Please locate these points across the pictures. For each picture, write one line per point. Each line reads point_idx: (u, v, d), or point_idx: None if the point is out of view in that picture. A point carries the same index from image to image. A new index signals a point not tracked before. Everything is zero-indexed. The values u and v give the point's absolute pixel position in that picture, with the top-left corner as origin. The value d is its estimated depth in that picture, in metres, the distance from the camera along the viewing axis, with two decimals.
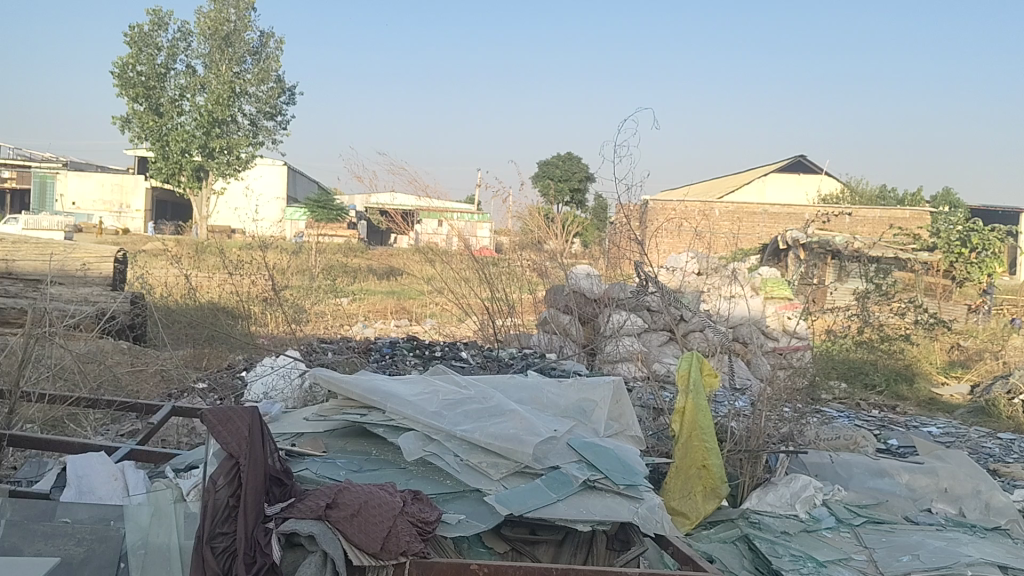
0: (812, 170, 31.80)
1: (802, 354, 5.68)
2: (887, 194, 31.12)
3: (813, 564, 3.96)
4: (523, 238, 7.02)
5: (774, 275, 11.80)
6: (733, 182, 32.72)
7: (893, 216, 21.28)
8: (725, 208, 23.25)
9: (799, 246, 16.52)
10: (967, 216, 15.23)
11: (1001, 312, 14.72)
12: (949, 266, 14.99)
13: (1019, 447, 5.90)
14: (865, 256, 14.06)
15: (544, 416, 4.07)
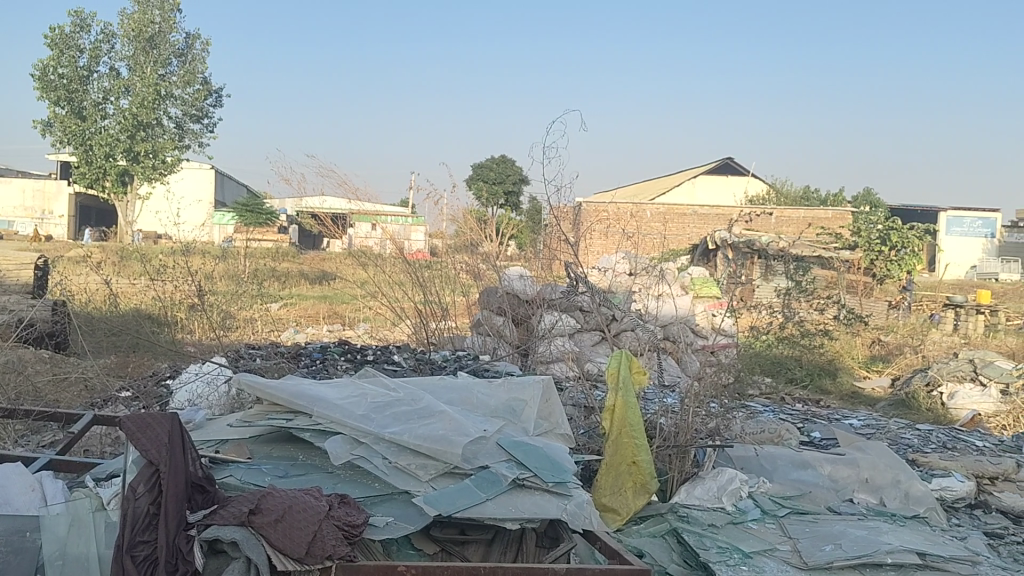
0: (742, 171, 32.47)
1: (729, 351, 5.78)
2: (813, 196, 31.98)
3: (739, 555, 4.06)
4: (457, 241, 7.02)
5: (704, 274, 12.02)
6: (665, 184, 33.21)
7: (816, 216, 21.84)
8: (656, 211, 23.58)
9: (728, 246, 16.86)
10: (888, 215, 15.61)
11: (921, 308, 15.27)
12: (870, 263, 15.35)
13: (936, 437, 6.11)
14: (792, 255, 14.41)
15: (474, 417, 4.08)
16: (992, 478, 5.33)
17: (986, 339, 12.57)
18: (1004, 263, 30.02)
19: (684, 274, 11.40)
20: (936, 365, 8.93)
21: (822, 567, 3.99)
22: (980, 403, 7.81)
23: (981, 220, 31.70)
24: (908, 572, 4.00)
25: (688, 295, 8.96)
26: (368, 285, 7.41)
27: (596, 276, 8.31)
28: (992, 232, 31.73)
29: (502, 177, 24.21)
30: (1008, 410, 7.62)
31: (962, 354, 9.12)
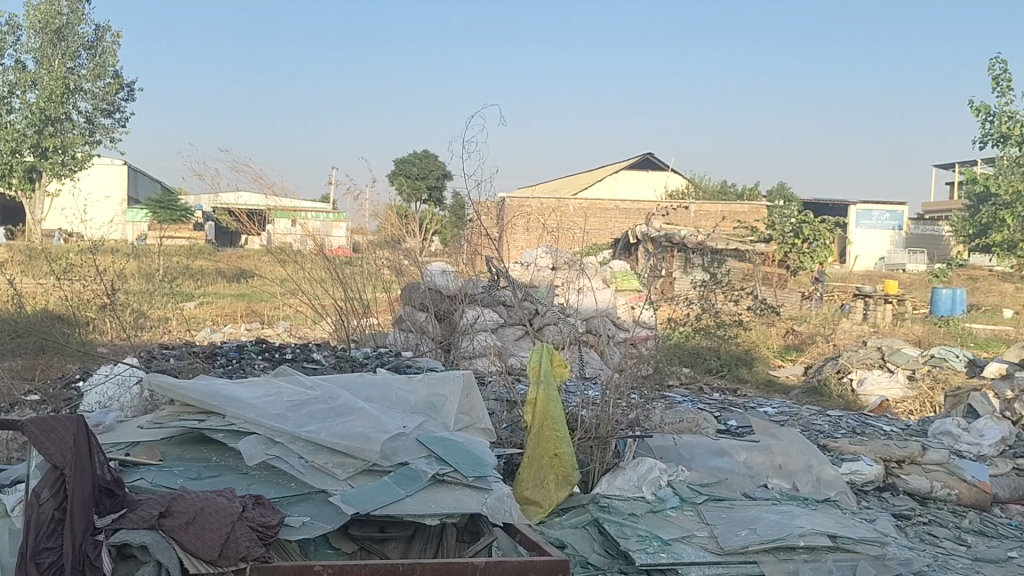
0: (663, 167, 33.05)
1: (648, 342, 5.87)
2: (731, 191, 32.76)
3: (658, 543, 4.14)
4: (379, 237, 7.04)
5: (626, 268, 12.21)
6: (588, 178, 33.57)
7: (733, 211, 22.37)
8: (578, 206, 23.79)
9: (648, 241, 17.15)
10: (800, 209, 16.05)
11: (833, 299, 15.82)
12: (785, 256, 15.80)
13: (846, 423, 6.34)
14: (710, 248, 14.74)
15: (393, 414, 4.07)
16: (899, 461, 5.52)
17: (894, 328, 13.10)
18: (911, 255, 31.33)
19: (605, 268, 11.54)
20: (846, 353, 9.27)
21: (738, 552, 4.10)
22: (888, 389, 8.13)
23: (890, 214, 32.94)
24: (819, 554, 4.14)
25: (609, 289, 9.09)
26: (288, 283, 7.32)
27: (518, 271, 8.39)
28: (900, 225, 33.02)
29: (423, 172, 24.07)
30: (913, 395, 7.96)
31: (870, 342, 9.49)
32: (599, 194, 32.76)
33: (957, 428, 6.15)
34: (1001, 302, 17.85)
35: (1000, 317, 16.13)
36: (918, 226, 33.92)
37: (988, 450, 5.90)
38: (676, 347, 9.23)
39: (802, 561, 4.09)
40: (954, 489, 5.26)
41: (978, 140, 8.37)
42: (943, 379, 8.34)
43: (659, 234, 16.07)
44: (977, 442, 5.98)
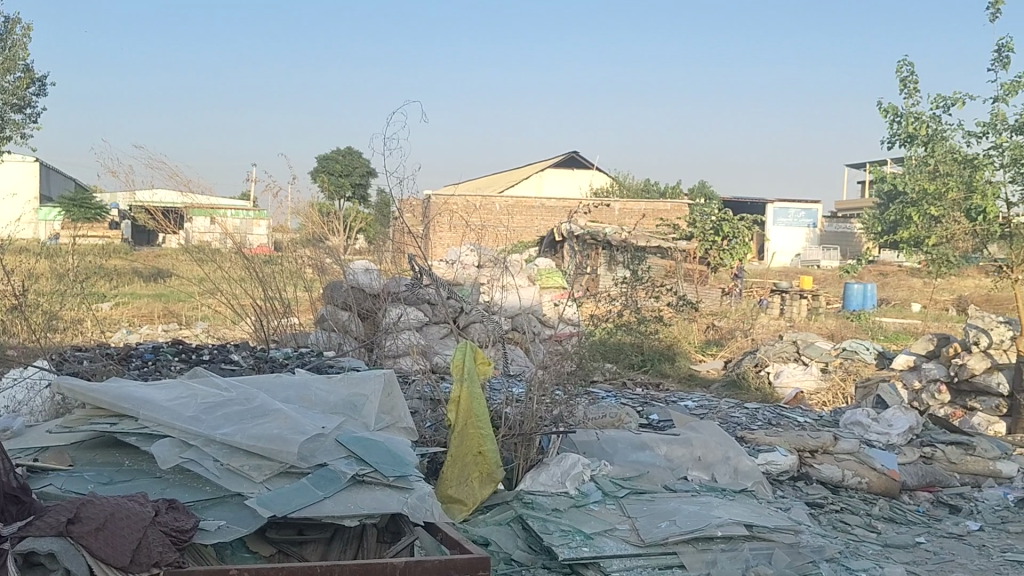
0: (588, 165, 33.37)
1: (572, 339, 5.92)
2: (654, 189, 33.30)
3: (580, 537, 4.18)
4: (301, 235, 6.97)
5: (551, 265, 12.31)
6: (515, 176, 33.68)
7: (656, 209, 22.74)
8: (504, 203, 23.84)
9: (574, 238, 17.31)
10: (720, 207, 16.41)
11: (751, 294, 16.24)
12: (705, 253, 16.16)
13: (762, 415, 6.51)
14: (634, 246, 14.95)
15: (312, 415, 4.02)
16: (813, 451, 5.69)
17: (808, 322, 13.51)
18: (826, 251, 32.38)
19: (530, 266, 11.61)
20: (763, 347, 9.53)
21: (658, 544, 4.17)
22: (802, 381, 8.40)
23: (805, 212, 33.89)
24: (736, 543, 4.26)
25: (534, 286, 9.15)
26: (206, 283, 7.18)
27: (443, 269, 8.41)
28: (814, 222, 34.06)
29: (347, 170, 23.79)
30: (826, 387, 8.23)
31: (786, 336, 9.77)
32: (526, 191, 32.92)
33: (868, 418, 6.38)
34: (908, 296, 18.59)
35: (907, 311, 16.78)
36: (832, 223, 35.02)
37: (897, 439, 6.12)
38: (599, 343, 9.34)
39: (719, 551, 4.20)
40: (864, 477, 5.46)
41: (887, 140, 8.68)
42: (855, 371, 8.64)
43: (584, 231, 16.24)
44: (886, 431, 6.21)
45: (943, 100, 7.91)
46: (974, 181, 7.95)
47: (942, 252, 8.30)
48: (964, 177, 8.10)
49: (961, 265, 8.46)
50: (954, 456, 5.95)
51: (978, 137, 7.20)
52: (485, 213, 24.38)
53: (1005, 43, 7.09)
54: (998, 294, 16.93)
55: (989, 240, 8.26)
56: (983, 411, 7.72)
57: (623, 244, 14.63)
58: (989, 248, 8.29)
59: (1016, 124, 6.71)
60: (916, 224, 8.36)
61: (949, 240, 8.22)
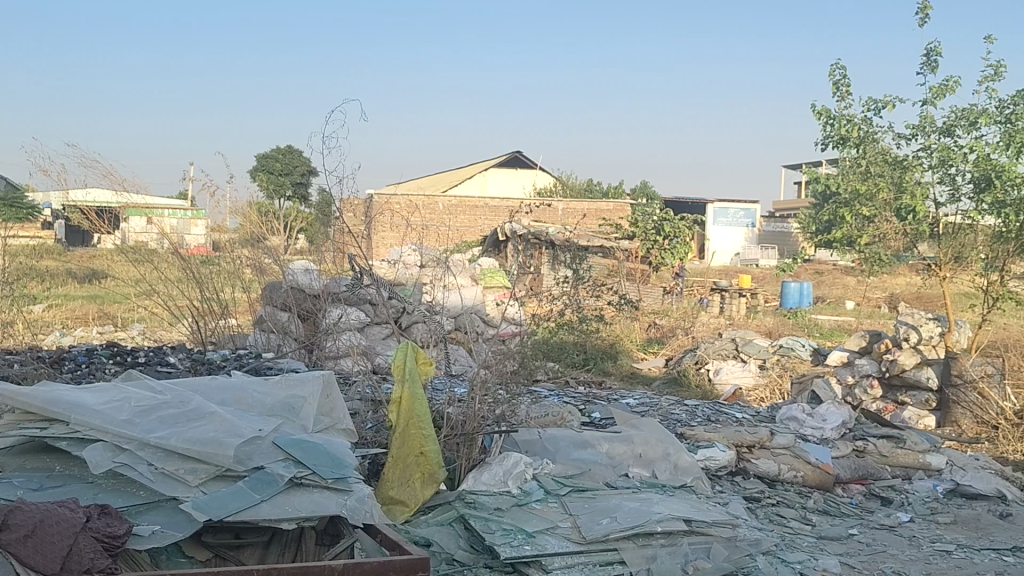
0: (532, 165, 33.48)
1: (515, 339, 5.93)
2: (597, 190, 33.60)
3: (522, 536, 4.19)
4: (239, 235, 6.87)
5: (495, 264, 12.36)
6: (460, 175, 33.62)
7: (599, 209, 22.95)
8: (449, 202, 23.81)
9: (517, 238, 17.37)
10: (661, 207, 16.69)
11: (693, 293, 16.51)
12: (647, 252, 16.37)
13: (702, 411, 6.62)
14: (577, 245, 15.08)
15: (249, 418, 3.97)
16: (749, 446, 5.80)
17: (746, 321, 13.40)
18: (765, 250, 33.03)
19: (473, 266, 11.62)
20: (703, 345, 9.70)
21: (599, 540, 4.20)
22: (741, 378, 8.56)
23: (745, 212, 34.49)
24: (676, 538, 4.31)
25: (477, 286, 9.17)
26: (144, 284, 7.04)
27: (385, 270, 8.39)
28: (754, 222, 34.68)
29: (288, 170, 23.49)
30: (764, 383, 8.40)
31: (725, 334, 9.95)
32: (470, 191, 32.91)
33: (803, 413, 6.51)
34: (842, 294, 19.10)
35: (842, 308, 17.23)
36: (770, 223, 35.75)
37: (830, 433, 6.26)
38: (542, 342, 9.38)
39: (659, 546, 4.25)
40: (800, 471, 5.58)
41: (820, 142, 8.87)
42: (791, 367, 8.85)
43: (528, 231, 16.31)
44: (820, 426, 6.34)
45: (874, 103, 8.11)
46: (904, 182, 8.24)
47: (875, 251, 8.52)
48: (895, 178, 8.33)
49: (893, 263, 8.65)
50: (886, 450, 6.11)
51: (908, 139, 7.41)
52: (429, 212, 24.31)
53: (933, 48, 7.31)
54: (928, 290, 17.48)
55: (919, 240, 8.52)
56: (913, 406, 8.02)
57: (566, 244, 14.74)
58: (919, 247, 8.55)
59: (944, 127, 6.92)
60: (849, 223, 8.56)
61: (881, 239, 8.46)
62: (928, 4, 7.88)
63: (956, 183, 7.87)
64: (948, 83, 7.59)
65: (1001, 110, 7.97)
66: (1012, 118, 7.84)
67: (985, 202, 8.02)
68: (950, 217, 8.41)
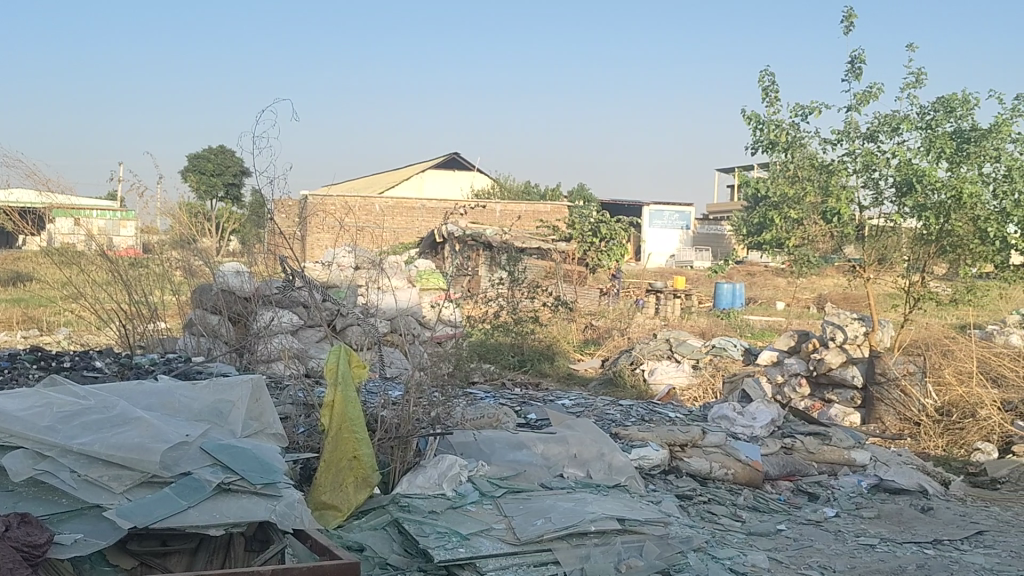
0: (470, 167, 33.45)
1: (450, 341, 5.92)
2: (535, 192, 33.78)
3: (456, 538, 4.18)
4: (170, 236, 6.73)
5: (432, 266, 12.33)
6: (398, 176, 33.41)
7: (537, 211, 23.07)
8: (386, 204, 23.66)
9: (454, 240, 17.34)
10: (598, 209, 16.92)
11: (629, 294, 16.71)
12: (584, 254, 16.51)
13: (636, 411, 6.70)
14: (514, 246, 15.13)
15: (176, 423, 3.90)
16: (682, 445, 5.89)
17: (681, 321, 13.84)
18: (700, 253, 33.62)
19: (408, 266, 11.61)
20: (638, 345, 9.83)
21: (533, 541, 4.22)
22: (675, 378, 8.70)
23: (680, 215, 35.00)
24: (609, 537, 4.35)
25: (413, 287, 9.14)
26: (70, 286, 6.85)
27: (319, 272, 8.31)
28: (689, 224, 35.22)
29: (221, 170, 23.05)
30: (696, 382, 8.55)
31: (660, 334, 10.10)
32: (406, 192, 32.77)
33: (733, 412, 6.62)
34: (772, 295, 19.56)
35: (772, 309, 17.63)
36: (705, 225, 36.38)
37: (760, 431, 6.41)
38: (478, 343, 9.39)
39: (593, 545, 4.28)
40: (730, 469, 5.70)
41: (750, 146, 9.04)
42: (723, 367, 9.01)
43: (465, 232, 16.31)
44: (750, 424, 6.48)
45: (802, 109, 8.31)
46: (830, 186, 8.44)
47: (803, 253, 8.73)
48: (822, 181, 8.55)
49: (821, 265, 8.88)
50: (813, 447, 6.26)
51: (834, 144, 7.60)
52: (366, 214, 24.11)
53: (858, 55, 7.51)
54: (854, 291, 18.00)
55: (846, 242, 8.74)
56: (839, 403, 8.25)
57: (502, 245, 14.78)
58: (845, 249, 8.79)
59: (868, 133, 7.11)
60: (778, 225, 8.74)
61: (809, 242, 8.68)
62: (853, 12, 8.11)
63: (879, 187, 8.11)
64: (873, 90, 7.79)
65: (922, 116, 8.23)
66: (931, 124, 8.11)
67: (907, 205, 8.28)
68: (873, 220, 8.68)
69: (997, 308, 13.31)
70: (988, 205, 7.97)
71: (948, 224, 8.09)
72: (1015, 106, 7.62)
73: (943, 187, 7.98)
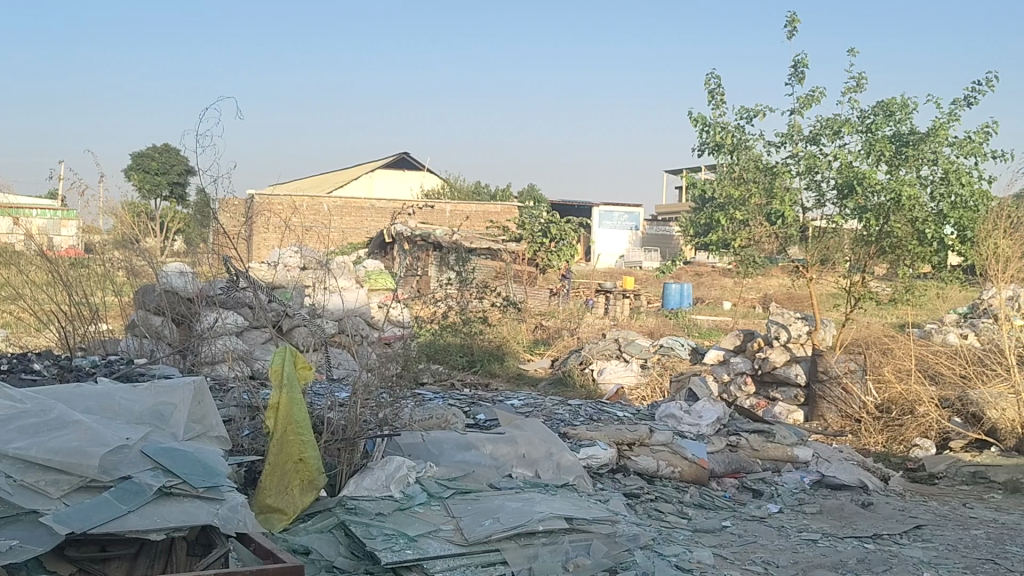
0: (419, 166, 33.32)
1: (398, 342, 5.89)
2: (485, 192, 33.81)
3: (403, 540, 4.16)
4: (111, 237, 6.60)
5: (380, 266, 12.25)
6: (347, 176, 33.14)
7: (488, 211, 23.08)
8: (334, 203, 23.45)
9: (403, 240, 17.26)
10: (548, 209, 17.00)
11: (578, 293, 16.82)
12: (534, 254, 16.57)
13: (585, 410, 6.74)
14: (463, 246, 15.11)
15: (115, 426, 3.83)
16: (629, 444, 5.95)
17: (630, 321, 13.97)
18: (649, 254, 33.97)
19: (356, 266, 11.55)
20: (587, 345, 9.90)
21: (482, 541, 4.22)
22: (623, 377, 8.78)
23: (628, 216, 35.30)
24: (557, 537, 4.37)
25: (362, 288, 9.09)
26: (7, 287, 6.68)
27: (265, 272, 8.22)
28: (638, 225, 35.55)
29: (166, 169, 22.57)
30: (645, 382, 8.64)
31: (608, 334, 10.18)
32: (356, 191, 32.52)
33: (680, 410, 6.71)
34: (719, 295, 19.84)
35: (719, 309, 17.87)
36: (653, 226, 36.77)
37: (706, 429, 6.50)
38: (427, 344, 9.38)
39: (541, 545, 4.30)
40: (677, 467, 5.77)
41: (697, 147, 9.15)
42: (670, 366, 9.13)
43: (414, 233, 16.23)
44: (696, 422, 6.57)
45: (746, 111, 8.43)
46: (774, 188, 8.59)
47: (749, 253, 8.86)
48: (766, 183, 8.70)
49: (766, 265, 9.03)
50: (757, 444, 6.37)
51: (778, 146, 7.72)
52: (314, 214, 23.89)
53: (801, 60, 7.64)
54: (797, 291, 18.36)
55: (790, 244, 8.91)
56: (783, 401, 8.39)
57: (452, 246, 14.76)
58: (789, 250, 8.95)
59: (810, 136, 7.24)
60: (724, 226, 8.86)
61: (754, 243, 8.82)
62: (795, 17, 8.25)
63: (821, 189, 8.27)
64: (815, 93, 7.93)
65: (863, 120, 8.41)
66: (871, 128, 8.29)
67: (848, 207, 8.46)
68: (816, 222, 8.87)
69: (934, 307, 13.69)
70: (926, 207, 8.22)
71: (887, 225, 8.30)
72: (952, 111, 7.85)
73: (883, 190, 8.17)
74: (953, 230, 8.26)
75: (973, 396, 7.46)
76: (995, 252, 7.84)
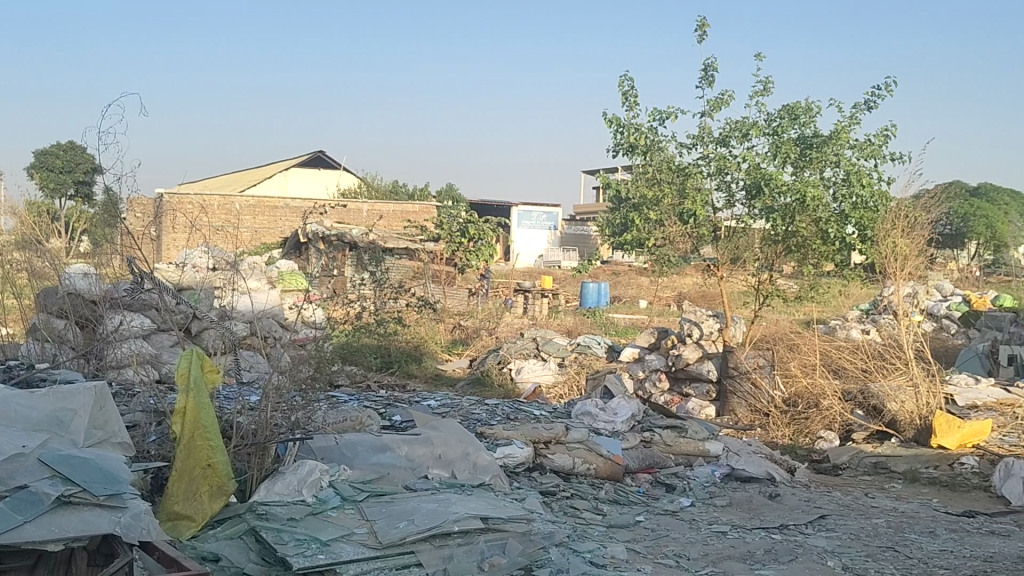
0: (337, 166, 32.94)
1: (310, 344, 5.82)
2: (404, 191, 33.64)
3: (316, 544, 4.11)
4: (12, 237, 6.36)
5: (295, 266, 12.07)
6: (262, 174, 32.48)
7: (406, 211, 22.97)
8: (246, 200, 22.97)
9: (320, 240, 17.05)
10: (466, 208, 16.96)
11: (497, 293, 16.89)
12: (452, 254, 16.56)
13: (501, 410, 6.77)
14: (380, 246, 15.00)
15: (11, 434, 3.69)
16: (545, 442, 6.01)
17: (548, 321, 13.70)
18: (567, 254, 34.28)
19: (270, 266, 11.36)
20: (505, 345, 9.91)
21: (396, 544, 4.19)
22: (541, 376, 8.87)
23: (547, 216, 35.57)
24: (472, 537, 4.38)
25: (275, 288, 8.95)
26: None
27: (174, 273, 8.02)
28: (557, 225, 35.84)
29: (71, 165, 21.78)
30: (562, 381, 8.75)
31: (527, 334, 10.12)
32: (270, 191, 31.87)
33: (595, 408, 6.81)
34: (635, 293, 20.16)
35: (635, 308, 18.15)
36: (573, 226, 37.12)
37: (620, 426, 6.60)
38: (343, 345, 9.30)
39: (455, 545, 4.30)
40: (592, 464, 5.85)
41: (612, 149, 9.26)
42: (587, 364, 9.26)
43: (329, 232, 16.04)
44: (611, 420, 6.67)
45: (659, 113, 8.58)
46: (685, 189, 8.77)
47: (663, 253, 9.02)
48: (678, 184, 8.88)
49: (680, 264, 9.21)
50: (669, 439, 6.51)
51: (688, 148, 7.88)
52: (227, 215, 23.39)
53: (710, 63, 7.82)
54: (709, 289, 18.80)
55: (702, 243, 9.13)
56: (696, 396, 8.60)
57: (368, 246, 14.63)
58: (702, 250, 9.16)
59: (719, 138, 7.43)
60: (639, 226, 9.02)
61: (668, 242, 9.00)
62: (706, 22, 8.45)
63: (730, 189, 8.48)
64: (724, 96, 8.12)
65: (770, 123, 8.66)
66: (778, 131, 8.54)
67: (756, 207, 8.70)
68: (726, 222, 9.08)
69: (837, 304, 14.18)
70: (830, 208, 8.53)
71: (793, 225, 8.61)
72: (852, 115, 8.15)
73: (789, 190, 8.41)
74: (854, 230, 8.58)
75: (874, 390, 7.82)
76: (894, 251, 7.94)
